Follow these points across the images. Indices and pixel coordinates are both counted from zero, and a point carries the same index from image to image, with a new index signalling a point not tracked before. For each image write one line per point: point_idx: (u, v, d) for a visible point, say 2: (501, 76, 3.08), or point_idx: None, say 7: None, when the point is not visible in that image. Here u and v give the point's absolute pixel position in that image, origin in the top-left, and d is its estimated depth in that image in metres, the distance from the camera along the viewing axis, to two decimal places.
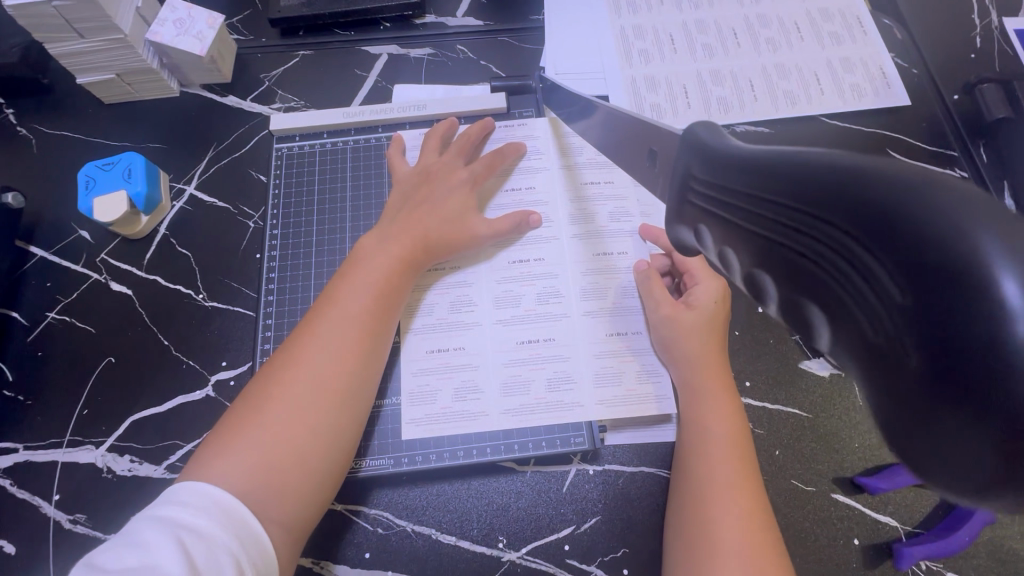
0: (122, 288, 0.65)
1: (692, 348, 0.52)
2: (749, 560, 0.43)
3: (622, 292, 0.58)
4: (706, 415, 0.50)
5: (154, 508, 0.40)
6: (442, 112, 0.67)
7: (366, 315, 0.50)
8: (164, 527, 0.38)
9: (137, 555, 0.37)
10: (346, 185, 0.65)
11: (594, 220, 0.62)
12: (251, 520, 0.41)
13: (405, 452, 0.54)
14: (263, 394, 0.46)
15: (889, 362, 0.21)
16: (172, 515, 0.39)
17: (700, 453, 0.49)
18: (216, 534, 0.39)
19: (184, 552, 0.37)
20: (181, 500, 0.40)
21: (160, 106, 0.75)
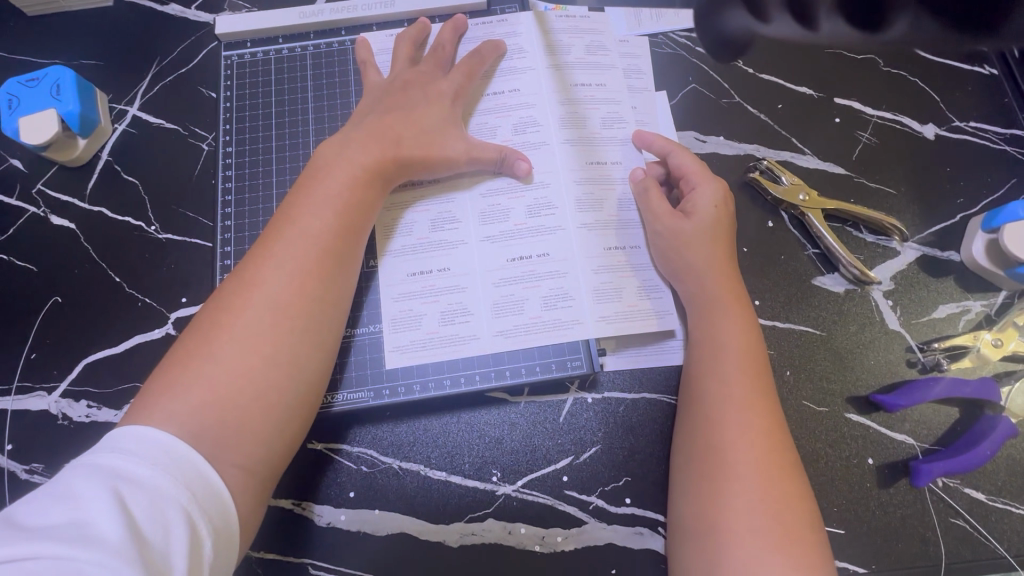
0: (63, 222, 0.58)
1: (698, 259, 0.48)
2: (763, 479, 0.39)
3: (621, 203, 0.53)
4: (716, 329, 0.46)
5: (89, 456, 0.36)
6: (414, 10, 0.58)
7: (326, 232, 0.45)
8: (100, 480, 0.34)
9: (65, 510, 0.32)
10: (307, 96, 0.57)
11: (586, 124, 0.55)
12: (205, 467, 0.37)
13: (386, 383, 0.49)
14: (212, 325, 0.42)
15: None
16: (112, 466, 0.35)
17: (710, 371, 0.44)
18: (164, 486, 0.35)
19: (126, 509, 0.33)
20: (123, 448, 0.36)
21: (93, 17, 0.65)
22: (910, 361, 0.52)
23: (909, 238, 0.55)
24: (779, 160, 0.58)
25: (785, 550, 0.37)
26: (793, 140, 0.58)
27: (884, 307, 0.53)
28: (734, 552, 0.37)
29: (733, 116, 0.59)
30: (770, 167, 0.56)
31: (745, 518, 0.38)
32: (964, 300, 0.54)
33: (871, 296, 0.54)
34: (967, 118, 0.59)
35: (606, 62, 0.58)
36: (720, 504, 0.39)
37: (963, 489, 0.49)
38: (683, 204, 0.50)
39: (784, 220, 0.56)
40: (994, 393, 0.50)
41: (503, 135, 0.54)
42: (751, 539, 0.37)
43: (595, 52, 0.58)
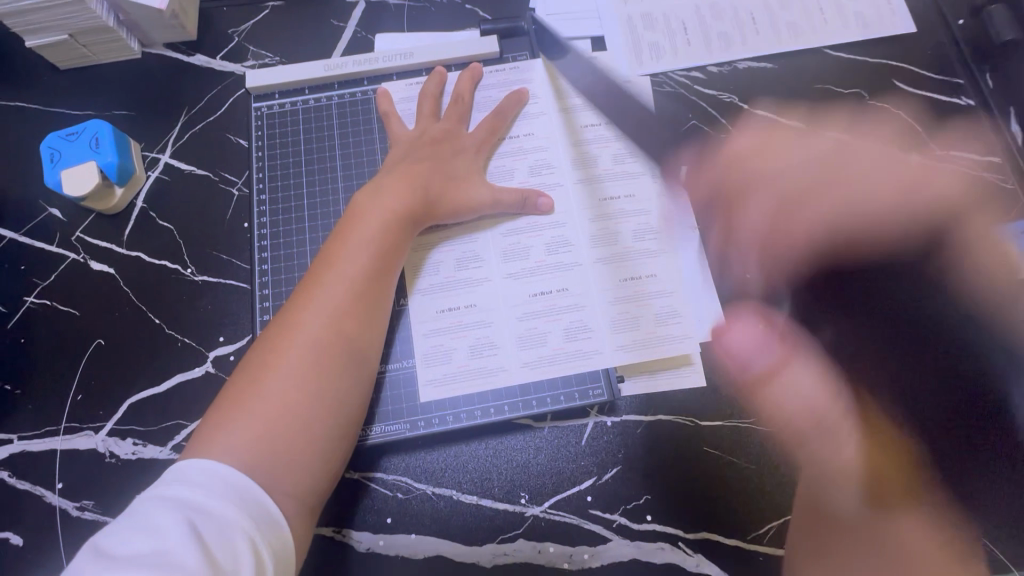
0: (102, 267, 0.61)
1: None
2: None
3: (632, 236, 0.58)
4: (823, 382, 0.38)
5: (161, 487, 0.39)
6: (431, 60, 0.62)
7: (363, 276, 0.49)
8: (174, 511, 0.37)
9: (146, 541, 0.36)
10: (334, 143, 0.61)
11: (596, 163, 0.60)
12: (261, 495, 0.41)
13: (420, 415, 0.52)
14: (260, 364, 0.46)
15: None
16: (181, 496, 0.38)
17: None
18: (227, 513, 0.38)
19: (196, 534, 0.36)
20: (187, 479, 0.39)
21: (124, 69, 0.69)
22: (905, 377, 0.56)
23: (900, 262, 0.59)
24: None
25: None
26: None
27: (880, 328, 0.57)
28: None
29: None
30: None
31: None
32: (953, 319, 0.58)
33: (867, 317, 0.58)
34: (948, 148, 0.64)
35: (615, 99, 0.63)
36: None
37: (959, 497, 0.52)
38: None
39: None
40: None
41: (520, 177, 0.58)
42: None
43: (604, 91, 0.63)
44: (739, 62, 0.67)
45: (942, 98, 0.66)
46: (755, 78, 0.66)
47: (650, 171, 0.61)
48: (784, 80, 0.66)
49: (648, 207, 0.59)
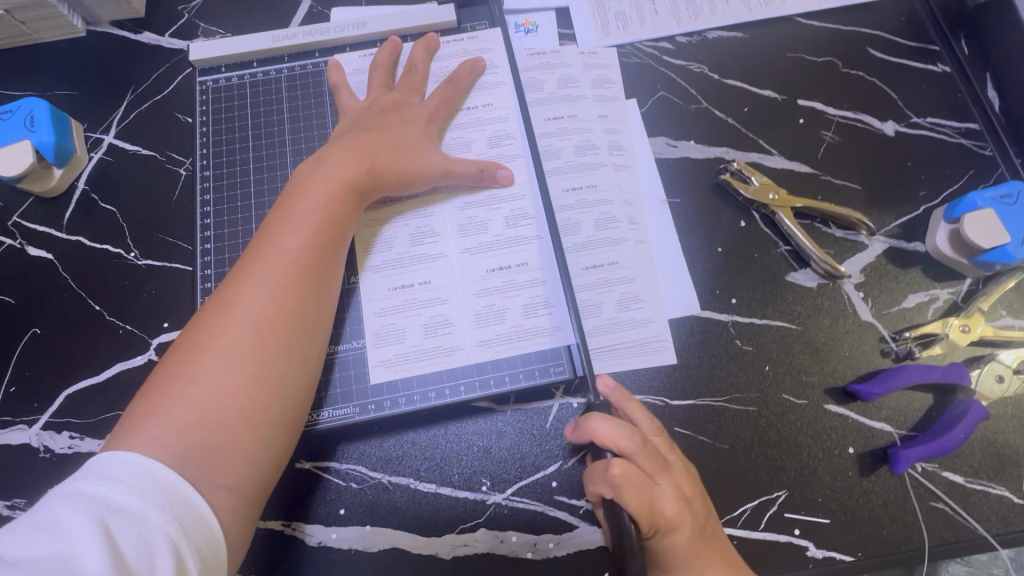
0: (40, 253, 0.58)
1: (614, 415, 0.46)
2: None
3: (598, 223, 0.57)
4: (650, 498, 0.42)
5: (75, 482, 0.36)
6: (386, 30, 0.60)
7: (306, 251, 0.46)
8: (85, 510, 0.34)
9: (50, 543, 0.33)
10: (283, 118, 0.58)
11: (560, 155, 0.59)
12: (191, 492, 0.37)
13: (373, 398, 0.49)
14: (192, 347, 0.42)
15: None
16: (97, 493, 0.35)
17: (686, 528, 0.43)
18: (148, 514, 0.35)
19: (111, 540, 0.33)
20: (104, 473, 0.36)
21: (67, 48, 0.66)
22: (883, 351, 0.54)
23: (877, 232, 0.57)
24: (747, 162, 0.59)
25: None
26: (760, 142, 0.60)
27: (855, 300, 0.55)
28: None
29: (701, 122, 0.61)
30: (741, 168, 0.57)
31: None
32: (931, 289, 0.56)
33: (843, 289, 0.55)
34: (924, 115, 0.62)
35: (577, 94, 0.61)
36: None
37: (941, 473, 0.50)
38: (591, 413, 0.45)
39: (756, 220, 0.57)
40: (965, 377, 0.51)
41: (478, 149, 0.56)
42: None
43: (566, 85, 0.61)
44: (709, 32, 0.65)
45: (918, 64, 0.64)
46: (724, 48, 0.64)
47: (611, 164, 0.59)
48: (755, 48, 0.64)
49: (607, 198, 0.57)
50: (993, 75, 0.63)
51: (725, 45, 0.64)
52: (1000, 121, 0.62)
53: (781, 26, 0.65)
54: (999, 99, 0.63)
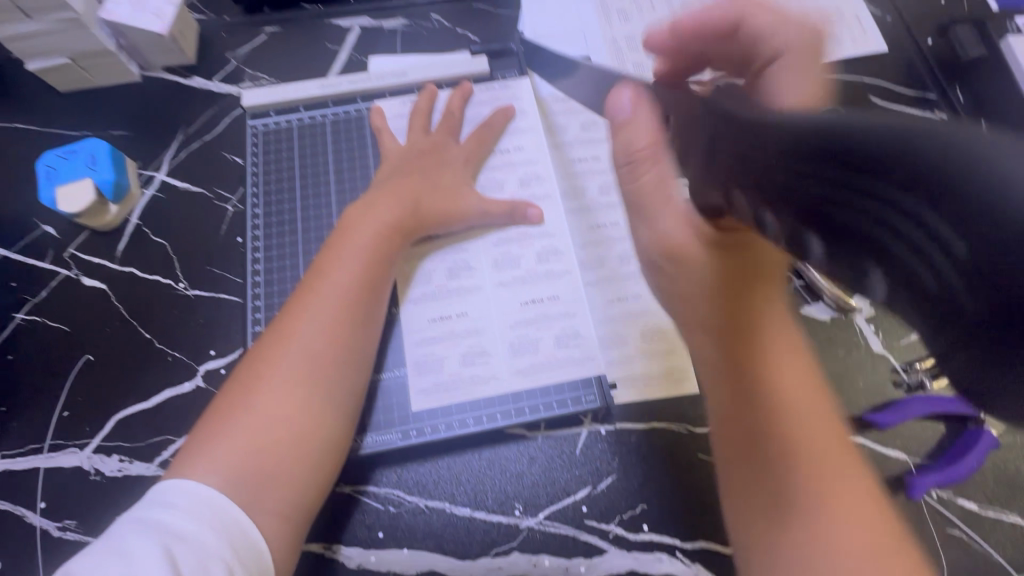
0: (94, 283, 0.61)
1: (718, 264, 0.46)
2: (834, 462, 0.41)
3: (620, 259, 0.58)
4: (754, 332, 0.45)
5: (140, 512, 0.39)
6: (424, 79, 0.65)
7: (354, 286, 0.49)
8: (150, 536, 0.37)
9: (119, 567, 0.36)
10: (328, 160, 0.63)
11: (584, 194, 0.61)
12: (244, 519, 0.40)
13: (413, 424, 0.53)
14: (251, 377, 0.45)
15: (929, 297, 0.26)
16: (159, 520, 0.38)
17: (766, 392, 0.43)
18: (207, 541, 0.38)
19: (174, 565, 0.36)
20: (167, 501, 0.39)
21: (122, 91, 0.70)
22: (896, 382, 0.56)
23: None
24: None
25: (863, 543, 0.39)
26: None
27: (867, 332, 0.58)
28: (823, 542, 0.39)
29: None
30: None
31: (829, 549, 0.38)
32: None
33: (855, 321, 0.58)
34: None
35: (600, 137, 0.63)
36: (803, 524, 0.40)
37: (956, 500, 0.52)
38: (717, 271, 0.46)
39: None
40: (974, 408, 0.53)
41: (510, 189, 0.60)
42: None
43: (590, 128, 0.63)
44: None
45: (916, 111, 0.69)
46: None
47: None
48: None
49: None
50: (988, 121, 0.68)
51: None
52: None
53: None
54: None
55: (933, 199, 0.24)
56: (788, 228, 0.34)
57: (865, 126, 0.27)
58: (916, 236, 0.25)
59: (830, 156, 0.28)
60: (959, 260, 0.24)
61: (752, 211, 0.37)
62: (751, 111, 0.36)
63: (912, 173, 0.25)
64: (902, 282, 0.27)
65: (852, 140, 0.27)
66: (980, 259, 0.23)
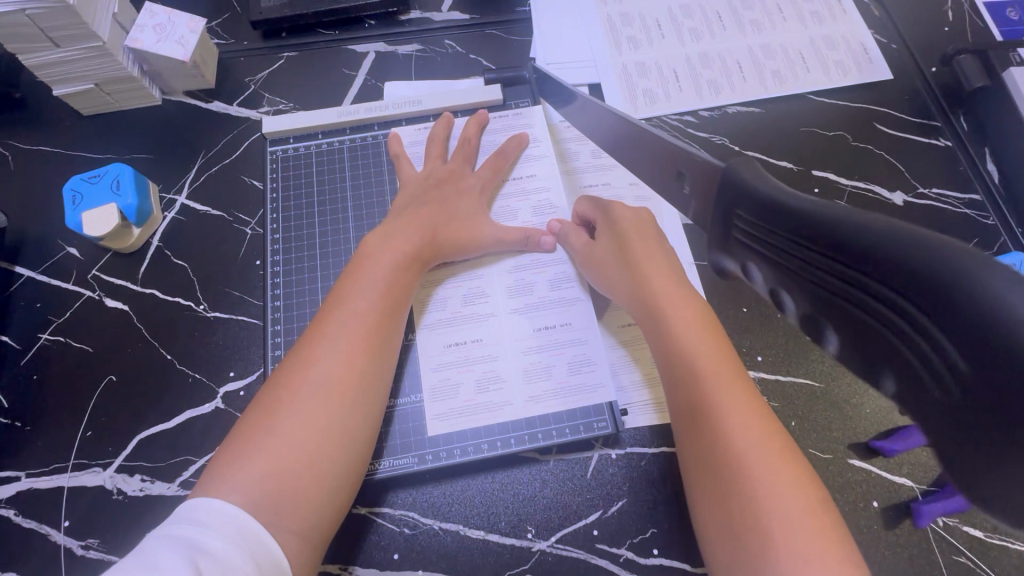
0: (117, 304, 0.63)
1: (664, 295, 0.50)
2: (789, 492, 0.40)
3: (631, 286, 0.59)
4: (695, 360, 0.46)
5: (167, 529, 0.39)
6: (439, 106, 0.66)
7: (374, 313, 0.50)
8: (181, 551, 0.37)
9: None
10: (346, 185, 0.65)
11: None
12: (268, 540, 0.40)
13: (428, 449, 0.54)
14: (272, 401, 0.46)
15: (922, 392, 0.25)
16: (189, 536, 0.38)
17: (712, 411, 0.44)
18: (234, 558, 0.38)
19: None
20: (196, 518, 0.39)
21: (144, 114, 0.72)
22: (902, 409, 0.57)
23: None
24: None
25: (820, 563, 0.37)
26: None
27: None
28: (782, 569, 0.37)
29: None
30: None
31: None
32: None
33: None
34: (930, 185, 0.67)
35: (611, 163, 0.65)
36: (760, 548, 0.38)
37: (962, 527, 0.53)
38: (655, 317, 0.50)
39: None
40: None
41: (524, 217, 0.62)
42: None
43: (600, 155, 0.65)
44: (729, 107, 0.71)
45: (921, 138, 0.70)
46: (743, 122, 0.70)
47: None
48: (772, 122, 0.70)
49: None
50: (991, 149, 0.69)
51: (744, 120, 0.70)
52: (1000, 192, 0.67)
53: (796, 101, 0.71)
54: (998, 172, 0.68)
55: (932, 308, 0.23)
56: (800, 311, 0.32)
57: (861, 223, 0.26)
58: (922, 342, 0.24)
59: (832, 250, 0.28)
60: (963, 375, 0.22)
61: (766, 283, 0.35)
62: (761, 180, 0.34)
63: (906, 280, 0.23)
64: (915, 387, 0.25)
65: (841, 230, 0.27)
66: (985, 379, 0.21)
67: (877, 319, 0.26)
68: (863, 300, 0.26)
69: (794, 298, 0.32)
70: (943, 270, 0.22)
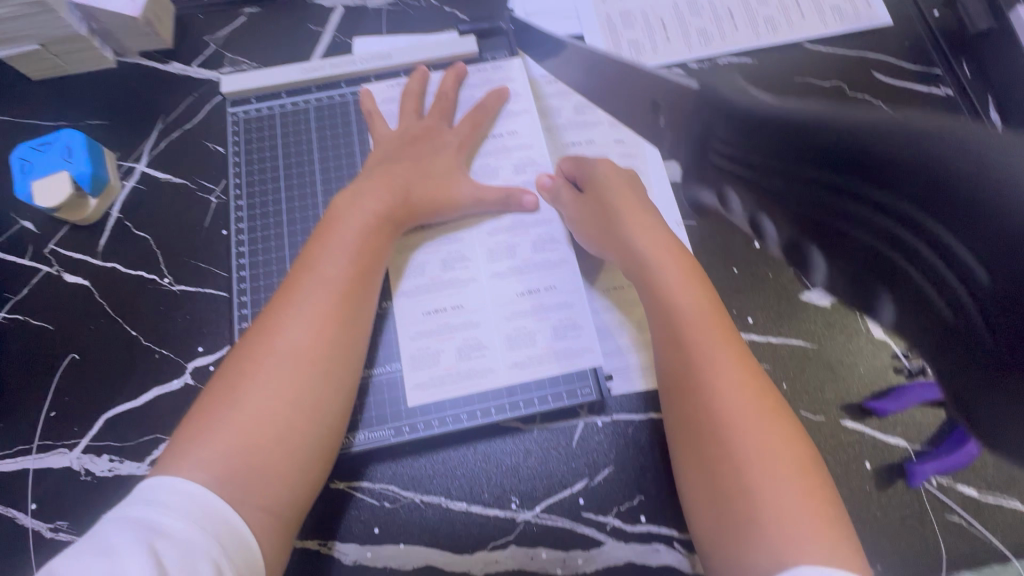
0: (76, 279, 0.60)
1: (653, 255, 0.47)
2: (781, 458, 0.38)
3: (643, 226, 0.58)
4: (686, 322, 0.44)
5: (125, 509, 0.37)
6: (411, 61, 0.62)
7: (345, 278, 0.47)
8: (135, 533, 0.35)
9: (101, 565, 0.33)
10: (313, 148, 0.61)
11: None
12: (232, 517, 0.38)
13: (406, 419, 0.52)
14: (236, 373, 0.43)
15: (930, 312, 0.29)
16: (145, 518, 0.36)
17: (701, 370, 0.42)
18: (194, 538, 0.35)
19: (158, 562, 0.33)
20: (152, 499, 0.37)
21: (97, 78, 0.68)
22: (897, 368, 0.54)
23: None
24: None
25: (808, 522, 0.36)
26: None
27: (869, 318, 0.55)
28: (773, 534, 0.35)
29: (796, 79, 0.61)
30: None
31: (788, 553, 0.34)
32: None
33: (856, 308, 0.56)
34: None
35: (594, 120, 0.62)
36: (750, 513, 0.37)
37: (956, 487, 0.52)
38: (645, 278, 0.47)
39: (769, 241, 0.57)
40: None
41: (504, 175, 0.58)
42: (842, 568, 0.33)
43: (583, 111, 0.62)
44: (720, 57, 0.67)
45: (920, 87, 0.66)
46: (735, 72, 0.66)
47: None
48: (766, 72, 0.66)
49: None
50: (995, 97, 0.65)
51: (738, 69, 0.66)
52: None
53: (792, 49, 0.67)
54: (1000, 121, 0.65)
55: (958, 228, 0.26)
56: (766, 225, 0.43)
57: (901, 142, 0.29)
58: (936, 260, 0.28)
59: (842, 170, 0.31)
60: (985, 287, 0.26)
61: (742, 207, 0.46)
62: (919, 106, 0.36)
63: (923, 192, 0.27)
64: (920, 306, 0.30)
65: (876, 148, 0.30)
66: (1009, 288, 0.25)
67: (903, 243, 0.29)
68: (883, 220, 0.30)
69: (806, 243, 0.37)
70: (1001, 180, 0.25)
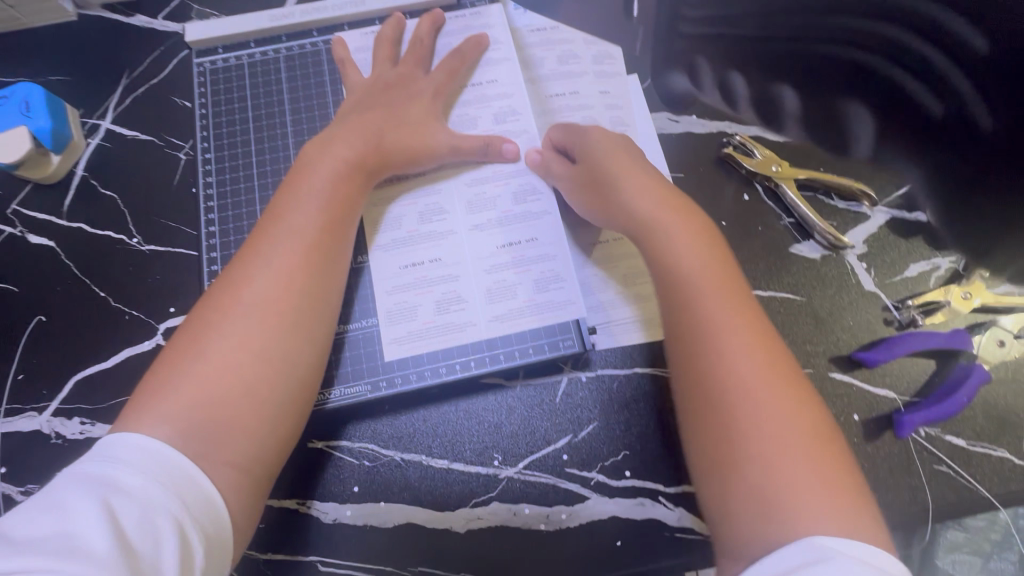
0: (41, 241, 0.57)
1: (665, 221, 0.45)
2: (796, 430, 0.36)
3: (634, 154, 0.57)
4: (700, 289, 0.42)
5: (81, 466, 0.35)
6: (385, 8, 0.59)
7: (314, 229, 0.45)
8: (89, 490, 0.33)
9: (53, 522, 0.32)
10: (283, 99, 0.59)
11: None
12: (195, 472, 0.36)
13: (384, 375, 0.50)
14: (201, 326, 0.41)
15: None
16: (100, 474, 0.34)
17: (709, 337, 0.40)
18: (153, 494, 0.34)
19: (114, 520, 0.32)
20: (107, 455, 0.35)
21: (57, 32, 0.64)
22: (886, 320, 0.54)
23: (879, 203, 0.55)
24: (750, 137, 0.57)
25: (822, 492, 0.34)
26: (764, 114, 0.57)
27: (859, 270, 0.55)
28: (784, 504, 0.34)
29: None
30: (743, 142, 0.56)
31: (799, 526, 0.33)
32: (933, 257, 0.54)
33: (846, 260, 0.55)
34: None
35: (578, 70, 0.59)
36: (761, 486, 0.35)
37: (944, 437, 0.51)
38: (654, 245, 0.45)
39: (759, 193, 0.56)
40: (966, 342, 0.52)
41: (484, 126, 0.56)
42: (853, 536, 0.32)
43: (567, 61, 0.59)
44: None
45: None
46: None
47: None
48: None
49: None
50: None
51: None
52: None
53: None
54: None
55: None
56: None
57: None
58: None
59: None
60: None
61: None
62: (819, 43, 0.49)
63: None
64: None
65: None
66: None
67: None
68: None
69: None
70: None
